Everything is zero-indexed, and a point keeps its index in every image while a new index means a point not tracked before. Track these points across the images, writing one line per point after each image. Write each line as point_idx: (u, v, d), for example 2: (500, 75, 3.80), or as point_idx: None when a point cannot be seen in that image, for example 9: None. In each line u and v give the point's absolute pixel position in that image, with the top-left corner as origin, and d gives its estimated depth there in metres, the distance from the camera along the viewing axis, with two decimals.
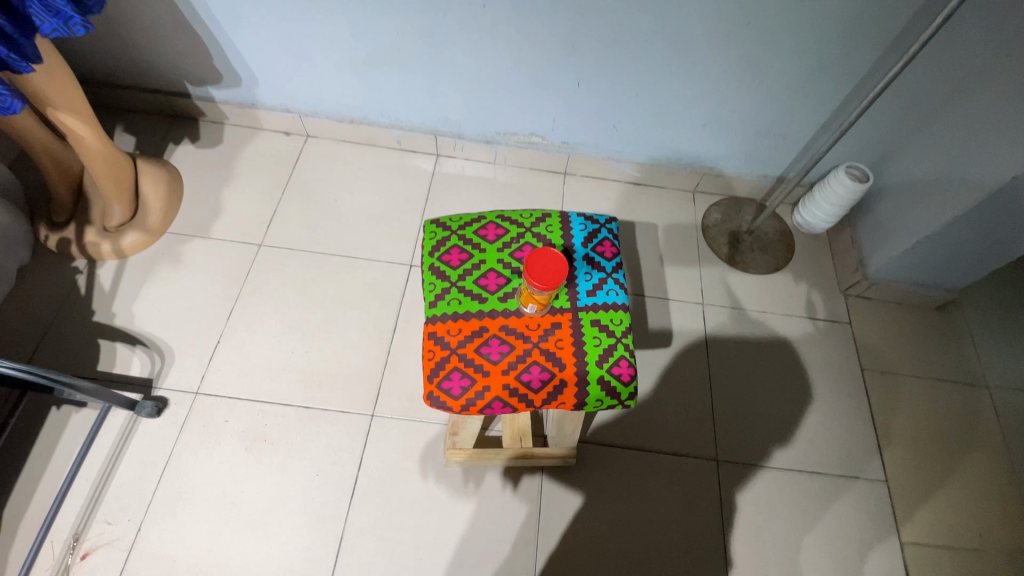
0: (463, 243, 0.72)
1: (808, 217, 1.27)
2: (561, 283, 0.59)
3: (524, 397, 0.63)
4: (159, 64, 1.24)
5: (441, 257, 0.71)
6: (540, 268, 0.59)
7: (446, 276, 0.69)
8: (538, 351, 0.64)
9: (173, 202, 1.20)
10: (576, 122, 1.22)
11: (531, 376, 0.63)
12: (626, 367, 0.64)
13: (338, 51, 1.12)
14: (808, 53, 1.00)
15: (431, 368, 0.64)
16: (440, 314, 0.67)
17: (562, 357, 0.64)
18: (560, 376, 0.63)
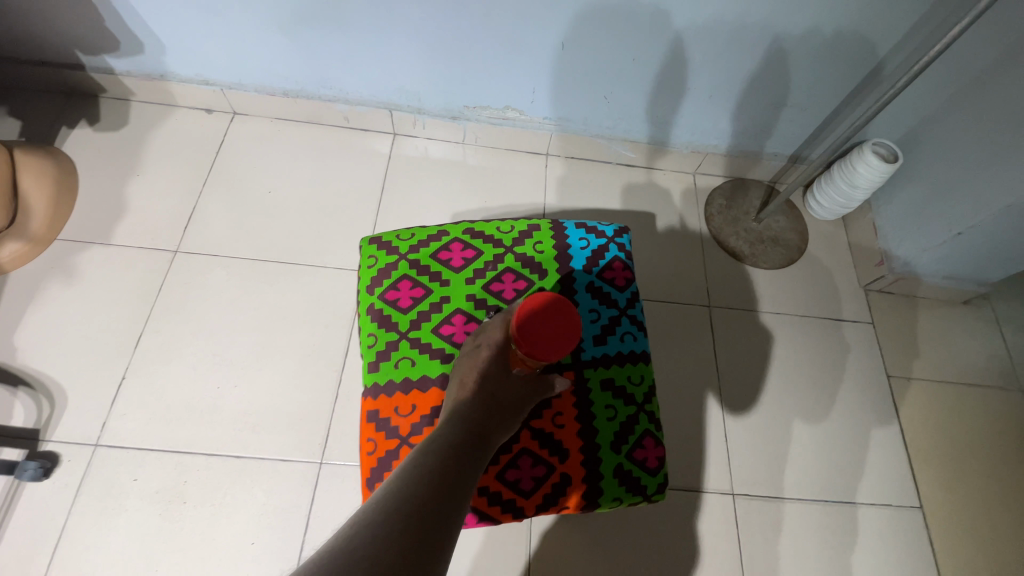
0: (416, 275, 0.64)
1: (822, 202, 1.12)
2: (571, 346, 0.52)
3: (513, 504, 0.56)
4: (32, 28, 0.98)
5: (386, 296, 0.63)
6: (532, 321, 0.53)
7: (394, 323, 0.62)
8: (529, 437, 0.58)
9: (64, 200, 0.97)
10: (563, 94, 1.02)
11: (520, 475, 0.57)
12: (653, 450, 0.60)
13: (259, 6, 0.88)
14: (843, 9, 0.81)
15: (374, 466, 0.57)
16: (385, 379, 0.60)
17: (562, 446, 0.58)
18: (560, 470, 0.57)
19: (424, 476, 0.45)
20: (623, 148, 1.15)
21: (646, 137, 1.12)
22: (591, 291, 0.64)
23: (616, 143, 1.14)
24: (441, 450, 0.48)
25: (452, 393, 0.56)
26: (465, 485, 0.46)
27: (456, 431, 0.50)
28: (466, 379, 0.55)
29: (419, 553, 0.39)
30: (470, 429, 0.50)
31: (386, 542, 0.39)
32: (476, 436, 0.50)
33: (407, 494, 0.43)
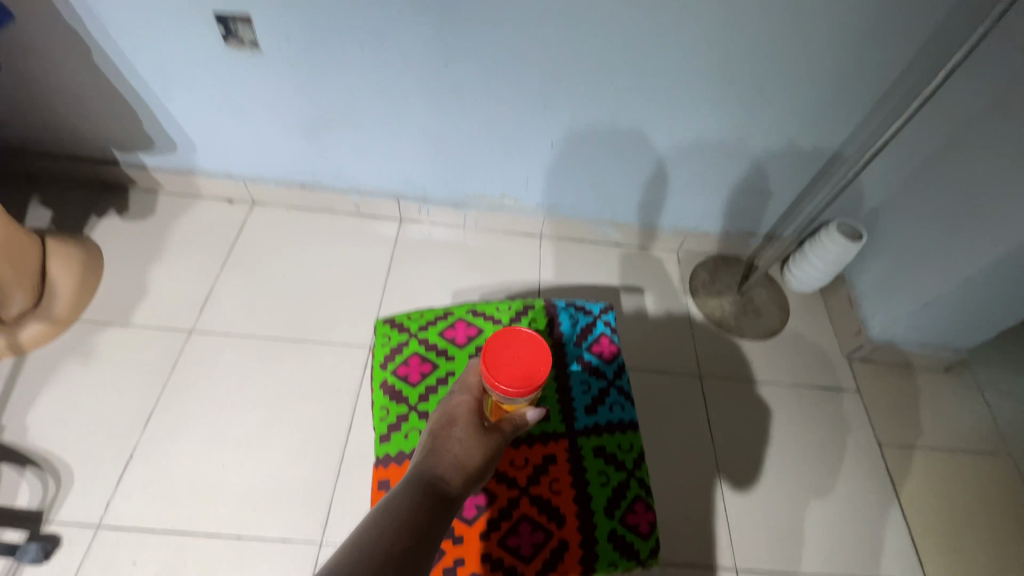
0: (424, 352, 0.70)
1: (802, 276, 1.19)
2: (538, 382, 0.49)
3: (513, 568, 0.58)
4: (80, 131, 1.10)
5: (397, 371, 0.69)
6: (492, 379, 0.48)
7: (404, 397, 0.66)
8: (528, 502, 0.61)
9: (88, 283, 1.03)
10: (553, 184, 1.13)
11: (520, 539, 0.59)
12: (644, 514, 0.62)
13: (286, 114, 1.02)
14: (793, 112, 0.95)
15: None
16: (395, 451, 0.63)
17: (559, 511, 0.61)
18: (557, 536, 0.60)
19: (402, 518, 0.42)
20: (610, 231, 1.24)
21: (631, 220, 1.22)
22: (582, 364, 0.70)
23: (604, 225, 1.23)
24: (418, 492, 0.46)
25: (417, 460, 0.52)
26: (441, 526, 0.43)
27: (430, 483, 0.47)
28: (438, 439, 0.53)
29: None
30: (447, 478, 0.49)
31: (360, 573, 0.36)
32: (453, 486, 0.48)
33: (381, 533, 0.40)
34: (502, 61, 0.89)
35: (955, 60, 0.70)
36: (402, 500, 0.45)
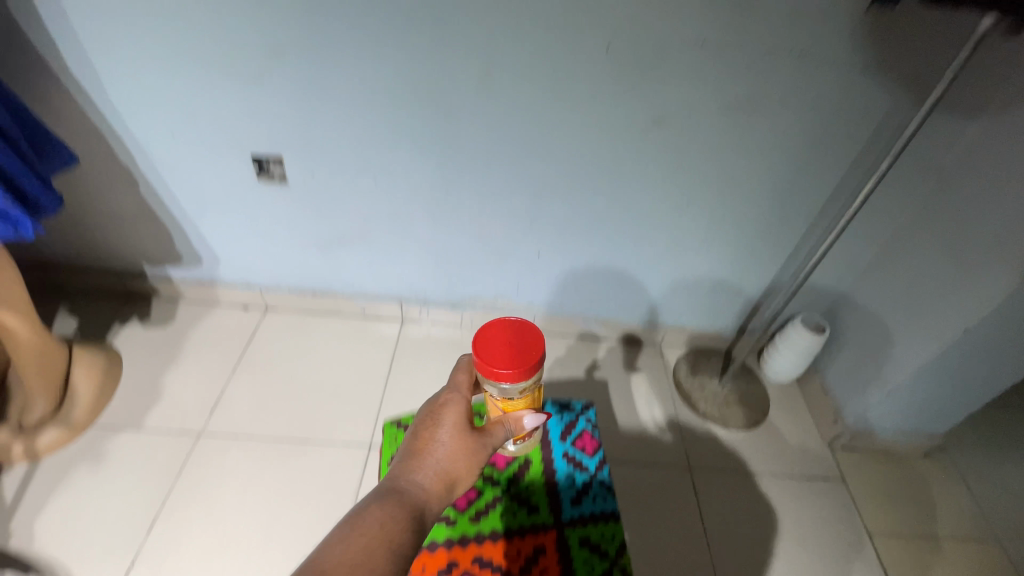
0: None
1: (778, 364, 1.26)
2: (530, 365, 0.57)
3: None
4: (116, 248, 1.23)
5: None
6: (488, 364, 0.57)
7: None
8: None
9: (106, 387, 1.10)
10: (541, 286, 1.25)
11: None
12: None
13: (304, 233, 1.16)
14: (745, 223, 1.10)
15: None
16: None
17: None
18: None
19: (372, 525, 0.51)
20: (595, 327, 1.35)
21: (614, 317, 1.33)
22: (567, 458, 0.80)
23: (589, 322, 1.34)
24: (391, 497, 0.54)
25: (401, 460, 0.59)
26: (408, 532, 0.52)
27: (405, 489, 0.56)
28: (421, 442, 0.60)
29: None
30: (422, 483, 0.57)
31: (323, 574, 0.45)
32: (427, 490, 0.56)
33: (350, 536, 0.50)
34: (494, 187, 1.05)
35: (872, 185, 0.87)
36: (384, 512, 0.53)
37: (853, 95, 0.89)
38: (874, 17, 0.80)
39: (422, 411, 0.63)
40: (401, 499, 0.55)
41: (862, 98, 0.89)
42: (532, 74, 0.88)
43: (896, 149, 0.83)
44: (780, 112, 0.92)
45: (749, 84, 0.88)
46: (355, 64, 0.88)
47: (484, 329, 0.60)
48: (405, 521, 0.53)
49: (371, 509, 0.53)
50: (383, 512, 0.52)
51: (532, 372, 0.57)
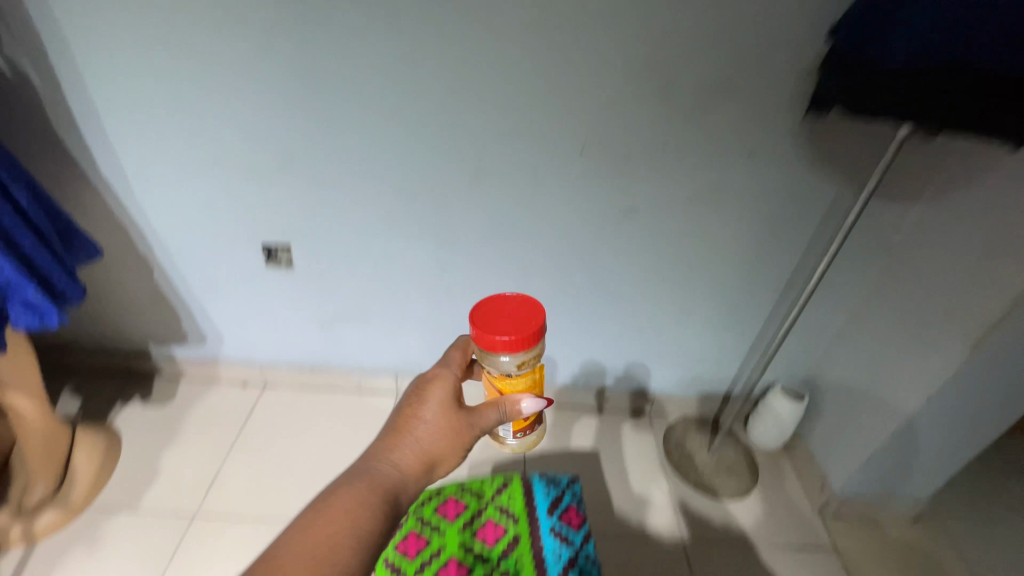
0: (421, 528, 0.86)
1: (762, 431, 1.31)
2: (527, 334, 0.58)
3: None
4: (125, 330, 1.28)
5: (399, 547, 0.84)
6: (486, 332, 0.59)
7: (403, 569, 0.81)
8: None
9: (105, 467, 1.11)
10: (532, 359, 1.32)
11: None
12: None
13: (307, 313, 1.23)
14: (719, 298, 1.19)
15: None
16: None
17: None
18: None
19: (344, 504, 0.56)
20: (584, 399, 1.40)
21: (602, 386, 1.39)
22: (554, 533, 0.83)
23: (578, 393, 1.40)
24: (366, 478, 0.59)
25: (385, 436, 0.63)
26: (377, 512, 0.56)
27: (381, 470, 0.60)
28: (405, 420, 0.64)
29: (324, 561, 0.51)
30: (399, 462, 0.61)
31: (296, 548, 0.51)
32: (403, 470, 0.61)
33: (324, 514, 0.55)
34: (485, 269, 1.14)
35: (825, 264, 0.97)
36: (360, 488, 0.57)
37: (800, 185, 1.01)
38: (809, 123, 0.93)
39: (411, 386, 0.66)
40: (377, 477, 0.59)
41: (809, 190, 1.01)
42: (518, 172, 1.00)
43: (841, 234, 0.95)
44: (739, 201, 1.03)
45: (709, 178, 1.00)
46: (361, 164, 1.00)
47: (483, 304, 0.63)
48: (378, 499, 0.57)
49: (350, 486, 0.57)
50: (361, 490, 0.57)
51: (528, 341, 0.58)
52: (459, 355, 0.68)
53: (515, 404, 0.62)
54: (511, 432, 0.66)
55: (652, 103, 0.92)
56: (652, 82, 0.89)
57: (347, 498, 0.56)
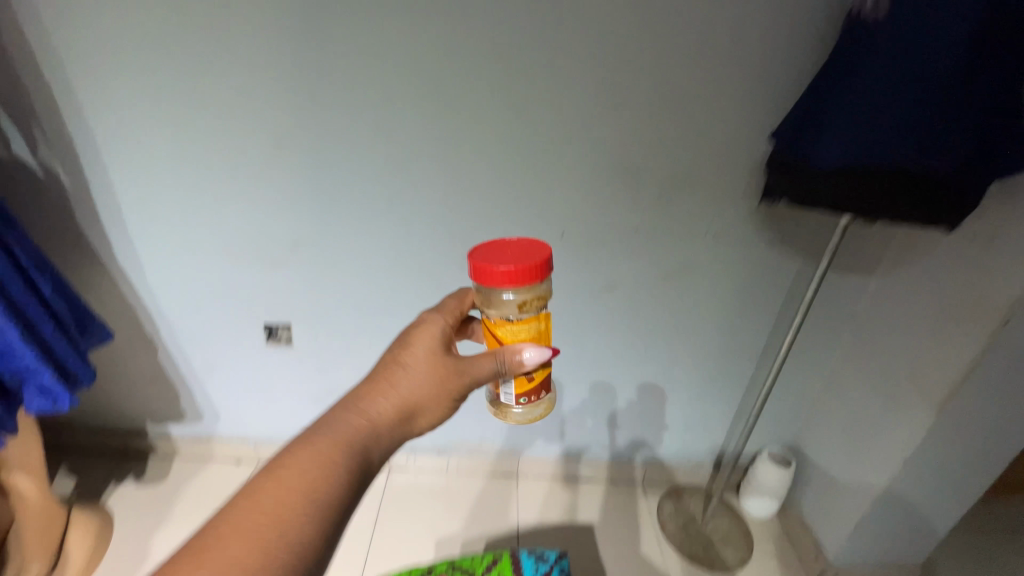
0: None
1: (754, 501, 1.34)
2: (528, 270, 0.58)
3: None
4: (125, 409, 1.31)
5: None
6: (487, 265, 0.59)
7: None
8: None
9: (98, 547, 1.12)
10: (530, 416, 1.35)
11: None
12: None
13: (305, 390, 1.27)
14: (699, 365, 1.26)
15: None
16: None
17: None
18: None
19: (312, 455, 0.55)
20: (579, 457, 1.43)
21: (596, 444, 1.41)
22: None
23: (574, 450, 1.42)
24: (338, 432, 0.58)
25: (364, 385, 0.63)
26: (345, 464, 0.55)
27: (354, 422, 0.59)
28: (387, 371, 0.64)
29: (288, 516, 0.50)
30: (374, 414, 0.60)
31: (256, 500, 0.51)
32: (378, 422, 0.60)
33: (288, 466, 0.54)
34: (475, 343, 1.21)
35: (794, 333, 1.05)
36: (330, 438, 0.57)
37: (763, 262, 1.10)
38: (766, 208, 1.03)
39: (398, 335, 0.67)
40: (351, 427, 0.59)
41: (772, 266, 1.11)
42: None
43: (802, 306, 1.05)
44: (708, 277, 1.13)
45: (679, 257, 1.10)
46: (361, 250, 1.09)
47: (484, 245, 0.64)
48: (349, 450, 0.57)
49: (312, 442, 0.56)
50: (323, 446, 0.56)
51: (525, 275, 0.58)
52: (450, 309, 0.69)
53: (513, 354, 0.60)
54: (513, 395, 0.64)
55: (623, 193, 1.02)
56: (622, 176, 1.00)
57: (306, 455, 0.55)
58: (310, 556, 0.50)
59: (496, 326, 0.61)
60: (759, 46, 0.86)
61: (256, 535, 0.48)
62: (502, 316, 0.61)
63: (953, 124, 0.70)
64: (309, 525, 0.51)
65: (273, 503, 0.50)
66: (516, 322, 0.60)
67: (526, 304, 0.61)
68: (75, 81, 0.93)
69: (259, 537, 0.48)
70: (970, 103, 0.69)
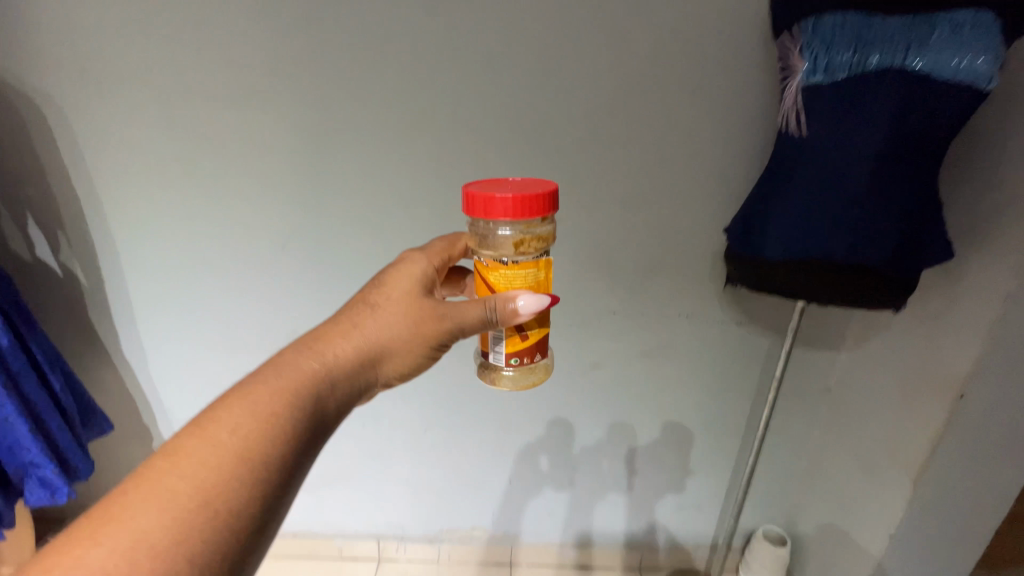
0: None
1: None
2: (529, 210, 0.61)
3: None
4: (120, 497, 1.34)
5: None
6: (489, 203, 0.62)
7: None
8: None
9: None
10: (539, 454, 1.32)
11: None
12: None
13: None
14: (685, 444, 1.30)
15: None
16: None
17: None
18: None
19: (260, 400, 0.57)
20: (591, 509, 1.40)
21: (613, 489, 1.37)
22: None
23: (585, 501, 1.39)
24: (293, 375, 0.60)
25: (324, 330, 0.66)
26: (295, 409, 0.58)
27: (311, 366, 0.62)
28: (351, 317, 0.67)
29: (229, 462, 0.53)
30: (332, 359, 0.63)
31: (198, 446, 0.53)
32: (336, 366, 0.63)
33: (234, 413, 0.56)
34: (464, 429, 1.28)
35: (764, 419, 1.12)
36: (282, 383, 0.59)
37: (737, 338, 1.17)
38: (734, 294, 1.13)
39: (367, 284, 0.71)
40: (307, 371, 0.61)
41: (745, 348, 1.18)
42: None
43: (773, 387, 1.11)
44: (687, 360, 1.20)
45: (658, 341, 1.18)
46: None
47: (488, 185, 0.68)
48: (301, 395, 0.59)
49: (244, 397, 0.57)
50: (257, 401, 0.57)
51: (518, 211, 0.61)
52: (422, 260, 0.74)
53: (505, 303, 0.64)
54: (504, 355, 0.69)
55: (601, 284, 1.12)
56: (599, 263, 1.10)
57: (237, 411, 0.56)
58: (240, 509, 0.51)
59: (491, 271, 0.65)
60: (708, 156, 0.99)
61: (173, 499, 0.49)
62: (496, 258, 0.65)
63: (879, 224, 0.79)
64: (236, 480, 0.52)
65: (215, 449, 0.53)
66: (511, 267, 0.64)
67: (522, 246, 0.65)
68: (103, 195, 1.05)
69: (180, 497, 0.50)
70: (888, 214, 0.79)
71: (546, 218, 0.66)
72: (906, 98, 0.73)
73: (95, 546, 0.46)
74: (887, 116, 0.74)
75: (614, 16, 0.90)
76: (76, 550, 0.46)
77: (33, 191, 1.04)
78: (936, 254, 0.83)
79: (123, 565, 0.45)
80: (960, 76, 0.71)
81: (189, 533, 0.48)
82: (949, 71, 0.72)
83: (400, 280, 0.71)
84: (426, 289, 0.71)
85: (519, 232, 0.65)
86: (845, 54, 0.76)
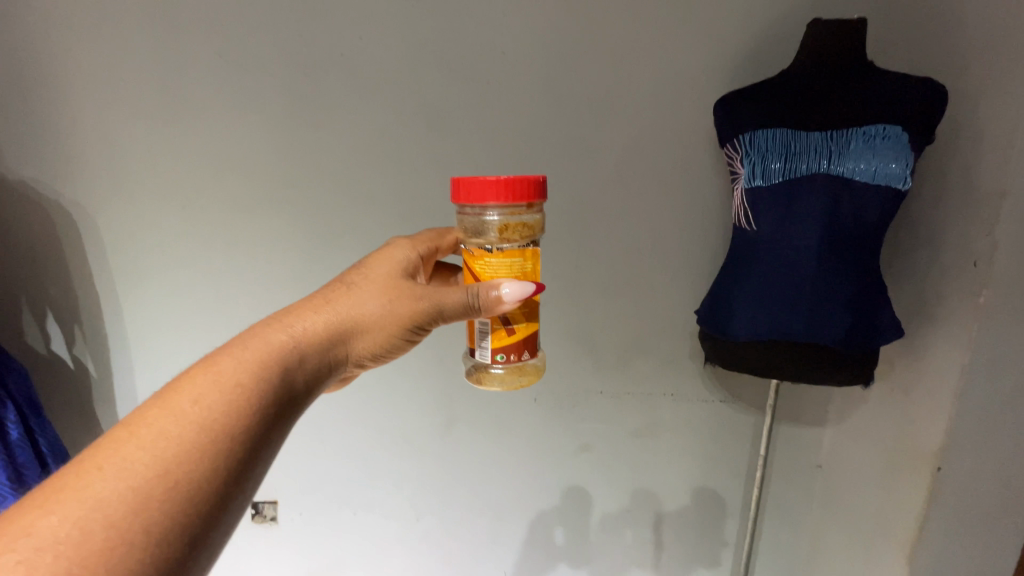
0: None
1: None
2: (514, 199, 0.59)
3: None
4: None
5: None
6: (475, 191, 0.60)
7: None
8: None
9: None
10: (550, 525, 1.28)
11: None
12: None
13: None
14: (682, 526, 1.29)
15: None
16: None
17: None
18: None
19: (225, 370, 0.53)
20: None
21: (633, 564, 1.32)
22: None
23: None
24: (263, 347, 0.57)
25: (300, 305, 0.63)
26: (263, 382, 0.54)
27: (283, 339, 0.59)
28: (329, 294, 0.65)
29: (187, 433, 0.48)
30: (306, 332, 0.60)
31: (155, 417, 0.49)
32: (309, 341, 0.60)
33: (195, 383, 0.52)
34: (457, 514, 1.27)
35: (755, 497, 1.13)
36: (249, 355, 0.56)
37: (722, 416, 1.20)
38: (713, 371, 1.18)
39: (353, 265, 0.70)
40: (279, 343, 0.58)
41: (730, 424, 1.21)
42: (478, 426, 1.20)
43: (760, 465, 1.13)
44: (675, 438, 1.22)
45: (645, 419, 1.21)
46: (351, 427, 1.20)
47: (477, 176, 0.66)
48: (270, 366, 0.56)
49: (208, 367, 0.53)
50: (223, 369, 0.53)
51: (502, 194, 0.59)
52: (411, 246, 0.73)
53: (489, 290, 0.61)
54: (490, 351, 0.65)
55: (585, 364, 1.17)
56: (582, 346, 1.16)
57: (200, 381, 0.52)
58: (201, 482, 0.47)
59: (477, 260, 0.62)
60: (674, 243, 1.09)
61: (130, 466, 0.45)
62: (482, 246, 0.62)
63: (830, 307, 0.87)
64: (198, 451, 0.47)
65: (173, 419, 0.48)
66: (497, 255, 0.61)
67: (508, 232, 0.61)
68: (120, 291, 1.13)
69: (136, 468, 0.45)
70: (838, 295, 0.87)
71: (533, 205, 0.63)
72: (834, 198, 0.85)
73: (45, 515, 0.42)
74: (821, 213, 0.85)
75: (580, 132, 1.04)
76: (24, 521, 0.41)
77: (54, 289, 1.12)
78: (889, 333, 0.89)
79: (76, 536, 0.41)
80: (878, 180, 0.84)
81: (145, 504, 0.44)
82: (867, 175, 0.84)
83: (380, 263, 0.70)
84: (407, 272, 0.70)
85: (506, 217, 0.62)
86: (778, 163, 0.89)
